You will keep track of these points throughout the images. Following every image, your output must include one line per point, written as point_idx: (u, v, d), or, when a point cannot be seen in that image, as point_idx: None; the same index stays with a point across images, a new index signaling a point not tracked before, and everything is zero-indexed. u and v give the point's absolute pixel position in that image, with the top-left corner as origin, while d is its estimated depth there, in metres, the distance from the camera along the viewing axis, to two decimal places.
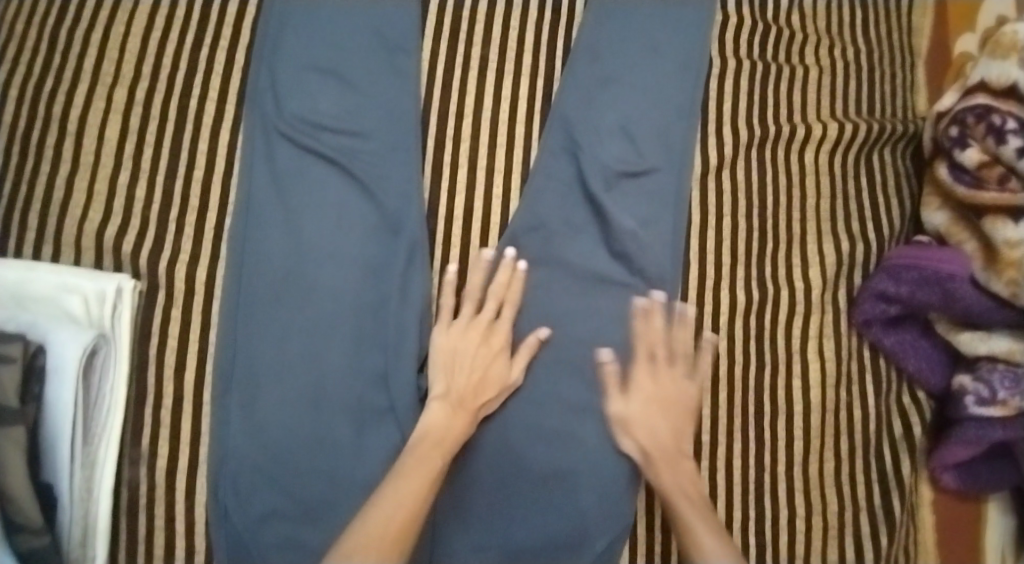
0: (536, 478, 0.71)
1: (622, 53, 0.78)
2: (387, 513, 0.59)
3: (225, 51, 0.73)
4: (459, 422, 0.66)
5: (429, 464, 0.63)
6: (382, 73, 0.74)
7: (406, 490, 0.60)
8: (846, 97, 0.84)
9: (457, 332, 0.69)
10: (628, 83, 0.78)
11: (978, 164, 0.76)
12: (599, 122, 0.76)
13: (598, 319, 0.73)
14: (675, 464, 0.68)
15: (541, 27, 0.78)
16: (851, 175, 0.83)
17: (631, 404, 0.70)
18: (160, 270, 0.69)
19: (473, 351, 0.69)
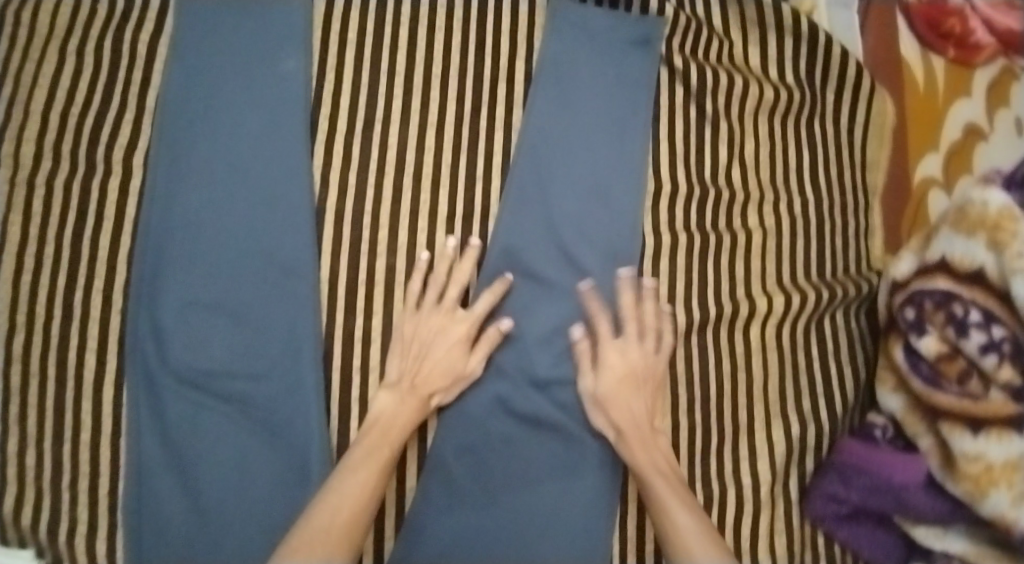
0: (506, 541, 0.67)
1: (545, 247, 0.72)
2: (328, 520, 0.57)
3: (100, 292, 0.66)
4: (407, 414, 0.64)
5: (378, 452, 0.61)
6: (277, 304, 0.66)
7: (356, 479, 0.60)
8: (794, 259, 0.78)
9: (424, 321, 0.66)
10: (553, 281, 0.71)
11: (937, 356, 0.70)
12: (523, 332, 0.70)
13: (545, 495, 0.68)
14: (648, 443, 0.66)
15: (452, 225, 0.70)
16: (800, 348, 0.77)
17: (611, 402, 0.67)
18: (59, 547, 0.64)
19: (431, 340, 0.66)
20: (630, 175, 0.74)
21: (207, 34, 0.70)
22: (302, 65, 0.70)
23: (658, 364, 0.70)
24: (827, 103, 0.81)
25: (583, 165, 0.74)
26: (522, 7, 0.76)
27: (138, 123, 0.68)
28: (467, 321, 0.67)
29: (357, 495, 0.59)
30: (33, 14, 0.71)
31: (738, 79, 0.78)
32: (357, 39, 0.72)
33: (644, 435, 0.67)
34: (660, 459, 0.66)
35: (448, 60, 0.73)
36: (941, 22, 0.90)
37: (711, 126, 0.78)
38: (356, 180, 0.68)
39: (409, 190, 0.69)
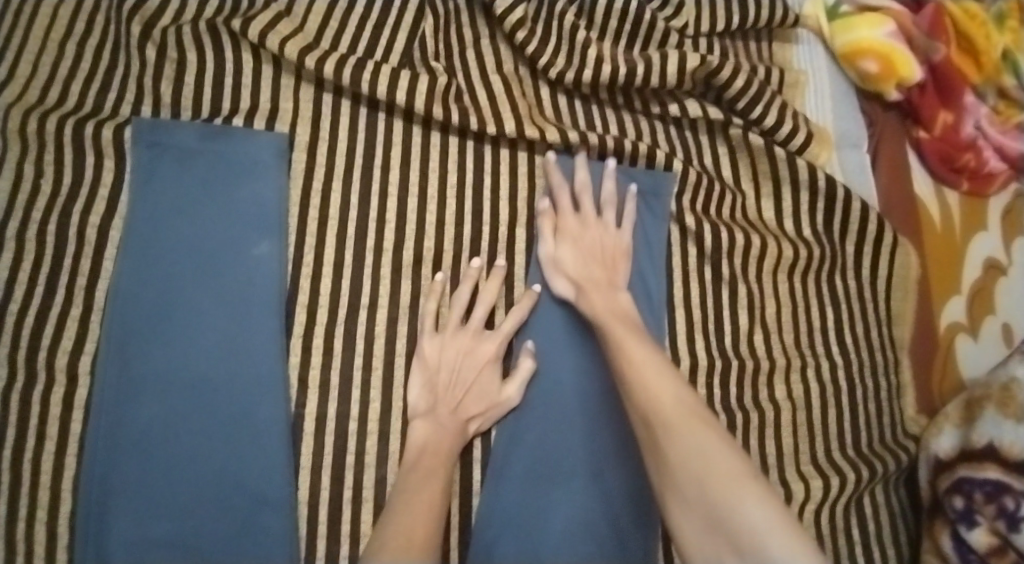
0: (549, 547, 0.59)
1: (554, 427, 0.63)
2: (403, 528, 0.52)
3: (44, 526, 0.54)
4: (448, 443, 0.59)
5: (432, 479, 0.56)
6: (251, 537, 0.56)
7: (419, 503, 0.54)
8: (826, 434, 0.71)
9: (450, 343, 0.62)
10: (567, 465, 0.62)
11: (987, 549, 0.62)
12: (541, 522, 0.60)
13: (581, 505, 0.61)
14: (581, 259, 0.65)
15: (446, 420, 0.60)
16: (842, 532, 0.68)
17: (587, 232, 0.67)
18: None
19: (459, 363, 0.62)
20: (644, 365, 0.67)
21: (167, 216, 0.62)
22: (277, 250, 0.62)
23: (621, 238, 0.68)
24: (846, 258, 0.76)
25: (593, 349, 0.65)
26: (521, 170, 0.70)
27: (86, 321, 0.59)
28: (500, 336, 0.63)
29: (423, 521, 0.53)
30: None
31: (755, 238, 0.73)
32: (340, 216, 0.64)
33: (589, 245, 0.66)
34: (596, 269, 0.65)
35: (440, 233, 0.66)
36: (954, 155, 0.84)
37: (728, 290, 0.71)
38: (339, 380, 0.61)
39: (401, 387, 0.62)
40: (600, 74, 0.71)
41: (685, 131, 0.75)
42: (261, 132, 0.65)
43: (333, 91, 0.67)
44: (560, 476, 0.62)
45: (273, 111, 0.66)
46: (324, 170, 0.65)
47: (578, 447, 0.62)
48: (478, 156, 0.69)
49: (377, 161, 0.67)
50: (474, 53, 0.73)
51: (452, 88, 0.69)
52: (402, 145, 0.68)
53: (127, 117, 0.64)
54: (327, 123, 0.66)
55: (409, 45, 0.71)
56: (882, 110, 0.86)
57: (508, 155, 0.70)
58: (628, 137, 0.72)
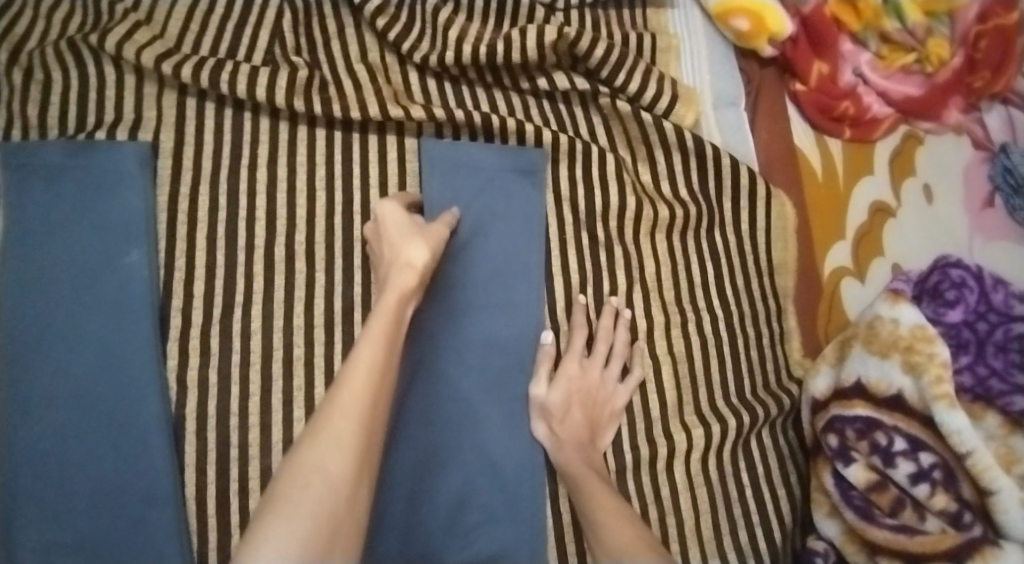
0: (442, 504, 0.64)
1: (434, 392, 0.66)
2: (332, 427, 0.50)
3: None
4: (387, 315, 0.58)
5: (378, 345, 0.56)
6: (144, 532, 0.59)
7: (361, 374, 0.53)
8: (710, 383, 0.74)
9: (378, 232, 0.65)
10: (451, 427, 0.66)
11: (867, 486, 0.64)
12: (431, 482, 0.64)
13: (466, 461, 0.65)
14: (567, 408, 0.67)
15: (388, 284, 0.61)
16: (730, 476, 0.72)
17: (591, 370, 0.69)
18: None
19: (386, 237, 0.64)
20: (521, 331, 0.69)
21: (42, 235, 0.64)
22: (146, 258, 0.64)
23: (616, 398, 0.70)
24: (725, 213, 0.78)
25: (461, 333, 0.68)
26: (389, 155, 0.71)
27: None
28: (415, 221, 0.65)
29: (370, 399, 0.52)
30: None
31: (630, 199, 0.75)
32: (209, 218, 0.66)
33: (584, 390, 0.68)
34: (576, 393, 0.68)
35: (311, 225, 0.68)
36: (832, 106, 0.87)
37: (605, 252, 0.74)
38: (218, 376, 0.63)
39: (281, 378, 0.64)
40: (461, 55, 0.73)
41: (557, 103, 0.77)
42: (123, 142, 0.66)
43: (196, 95, 0.69)
44: (443, 435, 0.65)
45: (136, 121, 0.68)
46: (193, 173, 0.67)
47: (458, 399, 0.66)
48: (346, 146, 0.71)
49: (245, 159, 0.68)
50: (340, 44, 0.74)
51: (315, 81, 0.70)
52: (270, 142, 0.70)
53: None
54: (192, 127, 0.68)
55: (272, 44, 0.73)
56: (760, 68, 0.88)
57: (376, 141, 0.71)
58: (496, 112, 0.74)
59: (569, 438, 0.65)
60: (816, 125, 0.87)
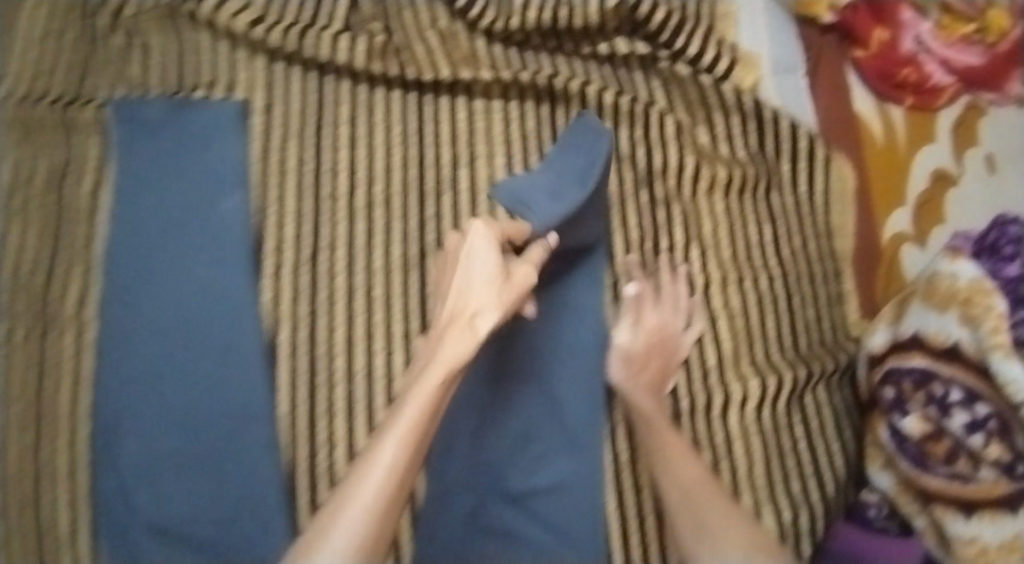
0: (511, 436, 0.68)
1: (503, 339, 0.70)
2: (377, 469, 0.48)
3: (64, 448, 0.65)
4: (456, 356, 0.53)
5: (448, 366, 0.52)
6: (240, 448, 0.66)
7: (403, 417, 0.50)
8: (765, 337, 0.76)
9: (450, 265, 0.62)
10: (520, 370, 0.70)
11: (922, 436, 0.66)
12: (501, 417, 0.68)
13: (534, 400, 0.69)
14: (647, 355, 0.70)
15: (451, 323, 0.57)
16: (784, 428, 0.74)
17: (668, 322, 0.72)
18: None
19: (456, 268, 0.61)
20: (593, 311, 0.72)
21: (148, 184, 0.70)
22: (242, 203, 0.70)
23: (682, 346, 0.72)
24: (783, 175, 0.80)
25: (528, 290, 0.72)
26: (460, 116, 0.77)
27: (90, 274, 0.69)
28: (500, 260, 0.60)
29: (412, 443, 0.49)
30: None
31: (689, 159, 0.78)
32: (296, 171, 0.72)
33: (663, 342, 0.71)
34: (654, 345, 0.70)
35: (390, 178, 0.74)
36: (893, 73, 0.88)
37: (664, 209, 0.77)
38: (307, 312, 0.70)
39: (362, 315, 0.71)
40: (528, 20, 0.77)
41: (619, 67, 0.80)
42: (221, 101, 0.73)
43: (283, 60, 0.75)
44: (510, 377, 0.69)
45: (230, 82, 0.74)
46: (280, 131, 0.73)
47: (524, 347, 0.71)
48: (419, 107, 0.76)
49: (328, 118, 0.74)
50: (412, 11, 0.78)
51: (391, 47, 0.76)
52: (350, 102, 0.75)
53: (102, 99, 0.73)
54: (280, 88, 0.74)
55: (352, 11, 0.77)
56: (820, 35, 0.89)
57: (447, 103, 0.77)
58: (560, 75, 0.77)
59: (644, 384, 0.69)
60: (876, 93, 0.89)
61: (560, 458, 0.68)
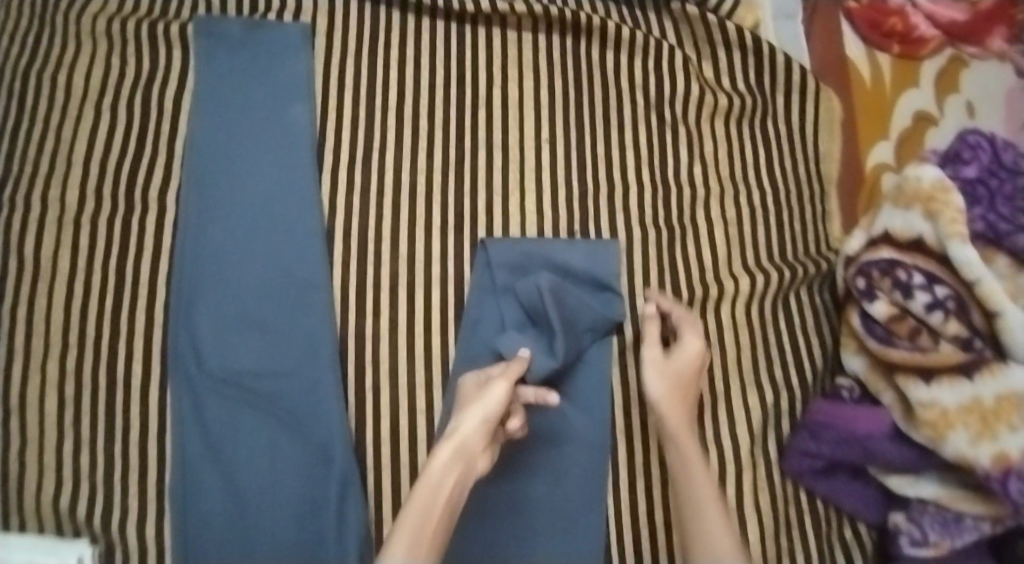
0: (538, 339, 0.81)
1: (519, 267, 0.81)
2: (422, 519, 0.60)
3: (144, 305, 0.78)
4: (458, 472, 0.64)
5: (462, 461, 0.65)
6: (296, 314, 0.79)
7: (436, 498, 0.61)
8: (757, 244, 0.86)
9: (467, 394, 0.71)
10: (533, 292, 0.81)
11: (888, 318, 0.76)
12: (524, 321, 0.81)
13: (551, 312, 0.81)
14: (675, 395, 0.73)
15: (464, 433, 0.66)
16: (769, 323, 0.85)
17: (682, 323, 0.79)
18: (113, 532, 0.75)
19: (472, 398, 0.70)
20: (587, 243, 0.83)
21: (226, 91, 0.83)
22: (305, 108, 0.83)
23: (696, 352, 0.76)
24: (777, 105, 0.90)
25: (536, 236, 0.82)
26: (494, 45, 0.88)
27: (170, 164, 0.81)
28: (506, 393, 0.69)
29: (448, 497, 0.62)
30: (69, 75, 0.83)
31: (695, 87, 0.88)
32: (352, 84, 0.85)
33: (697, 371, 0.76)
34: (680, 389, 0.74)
35: (433, 94, 0.86)
36: (881, 21, 0.98)
37: (670, 129, 0.88)
38: (358, 204, 0.82)
39: (405, 209, 0.82)
40: None
41: (634, 9, 0.92)
42: (289, 24, 0.86)
43: None
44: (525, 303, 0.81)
45: (298, 9, 0.87)
46: (340, 51, 0.86)
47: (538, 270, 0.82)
48: (459, 36, 0.88)
49: (380, 42, 0.87)
50: None
51: None
52: (400, 30, 0.87)
53: (188, 19, 0.86)
54: (341, 16, 0.87)
55: None
56: None
57: (484, 33, 0.88)
58: (582, 11, 0.89)
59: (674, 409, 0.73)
60: (868, 40, 0.99)
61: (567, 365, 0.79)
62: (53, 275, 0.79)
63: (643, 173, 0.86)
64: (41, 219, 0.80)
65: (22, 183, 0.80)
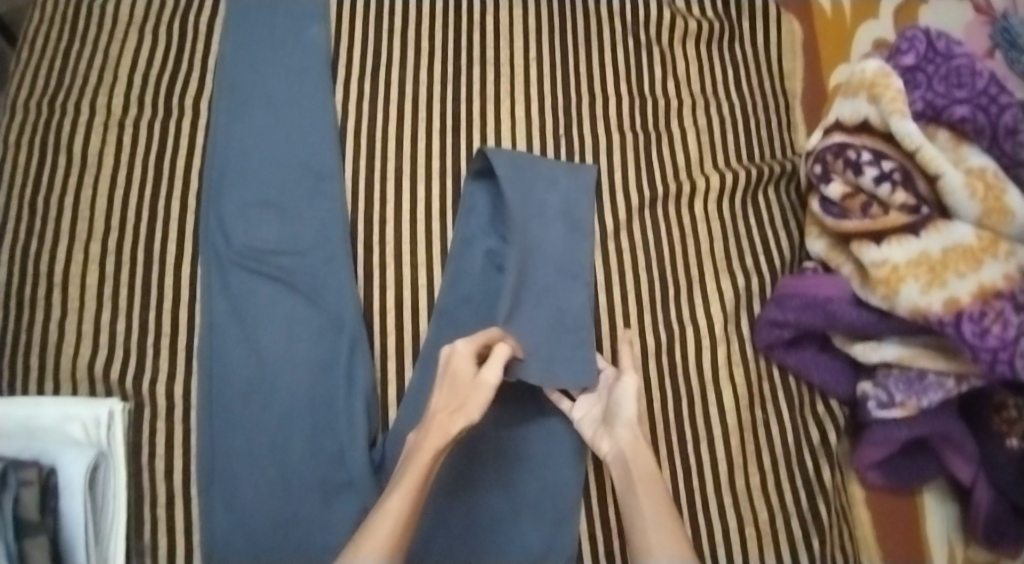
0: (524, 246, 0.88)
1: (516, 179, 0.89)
2: (386, 520, 0.63)
3: (177, 193, 0.88)
4: (427, 452, 0.67)
5: (423, 458, 0.67)
6: (310, 199, 0.88)
7: (398, 503, 0.64)
8: (727, 147, 0.95)
9: (452, 379, 0.72)
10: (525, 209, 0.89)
11: (842, 196, 0.84)
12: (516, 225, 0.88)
13: (541, 219, 0.89)
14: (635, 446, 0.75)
15: (448, 399, 0.71)
16: (740, 217, 0.93)
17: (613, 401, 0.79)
18: (143, 391, 0.83)
19: (453, 381, 0.72)
20: (567, 168, 0.91)
21: (253, 16, 0.96)
22: (321, 28, 0.94)
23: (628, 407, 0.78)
24: (743, 31, 1.01)
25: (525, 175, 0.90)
26: None
27: (204, 78, 0.93)
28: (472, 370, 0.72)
29: (411, 501, 0.65)
30: (116, 4, 0.96)
31: (667, 13, 0.99)
32: (363, 10, 0.97)
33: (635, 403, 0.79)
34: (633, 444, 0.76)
35: (434, 19, 0.97)
36: None
37: (646, 50, 0.98)
38: (367, 107, 0.92)
39: (408, 112, 0.92)
40: None
41: None
42: None
43: None
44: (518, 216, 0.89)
45: None
46: None
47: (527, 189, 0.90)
48: None
49: None
50: None
51: None
52: None
53: None
54: None
55: None
56: None
57: None
58: None
59: (635, 466, 0.74)
60: None
61: (549, 262, 0.88)
62: (98, 168, 0.89)
63: (622, 85, 0.96)
64: (88, 122, 0.91)
65: (75, 91, 0.92)
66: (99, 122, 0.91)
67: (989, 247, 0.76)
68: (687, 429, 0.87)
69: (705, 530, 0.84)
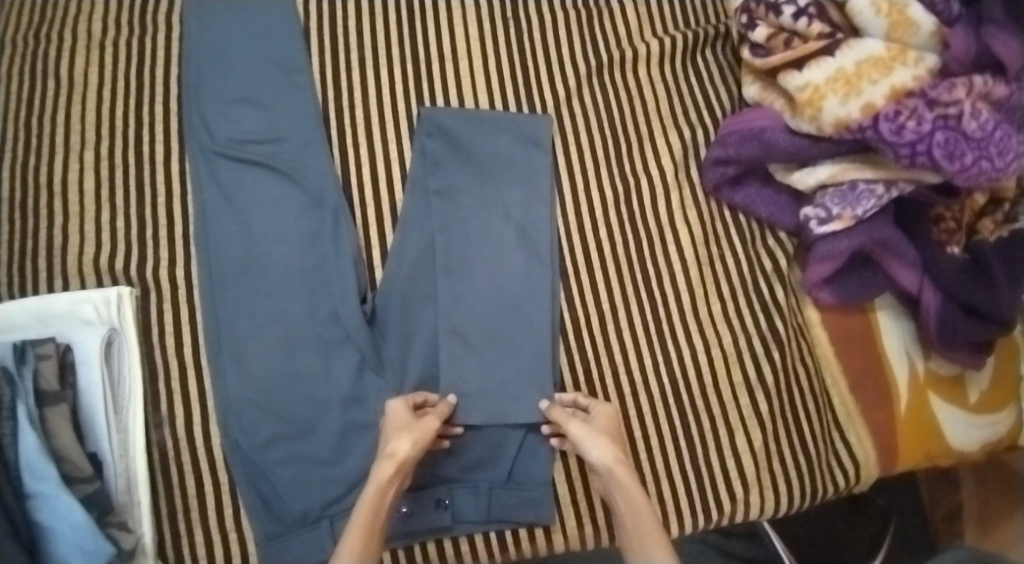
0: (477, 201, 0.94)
1: (467, 130, 0.96)
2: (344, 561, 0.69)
3: (160, 102, 0.96)
4: (376, 494, 0.75)
5: (372, 501, 0.74)
6: (286, 90, 0.95)
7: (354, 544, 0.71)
8: (663, 18, 1.04)
9: (397, 422, 0.81)
10: (474, 148, 0.95)
11: (767, 37, 0.92)
12: (474, 175, 0.95)
13: (495, 146, 0.96)
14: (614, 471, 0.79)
15: (393, 441, 0.79)
16: (681, 77, 1.02)
17: (596, 429, 0.83)
18: (148, 277, 0.90)
19: (402, 424, 0.81)
20: (519, 119, 0.97)
21: None
22: None
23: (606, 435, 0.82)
24: None
25: (470, 128, 0.96)
26: None
27: None
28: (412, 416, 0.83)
29: (363, 544, 0.71)
30: None
31: None
32: None
33: (615, 431, 0.84)
34: (619, 472, 0.79)
35: None
36: None
37: None
38: (329, 6, 1.00)
39: (366, 9, 1.00)
40: None
41: None
42: None
43: None
44: (471, 168, 0.95)
45: None
46: None
47: (475, 148, 0.96)
48: None
49: None
50: None
51: None
52: None
53: None
54: None
55: None
56: None
57: None
58: None
59: (620, 489, 0.78)
60: None
61: (513, 191, 0.95)
62: (85, 87, 0.96)
63: None
64: (70, 46, 0.97)
65: (54, 20, 0.98)
66: (80, 45, 0.97)
67: (897, 56, 0.86)
68: (650, 269, 0.96)
69: (674, 354, 0.93)
